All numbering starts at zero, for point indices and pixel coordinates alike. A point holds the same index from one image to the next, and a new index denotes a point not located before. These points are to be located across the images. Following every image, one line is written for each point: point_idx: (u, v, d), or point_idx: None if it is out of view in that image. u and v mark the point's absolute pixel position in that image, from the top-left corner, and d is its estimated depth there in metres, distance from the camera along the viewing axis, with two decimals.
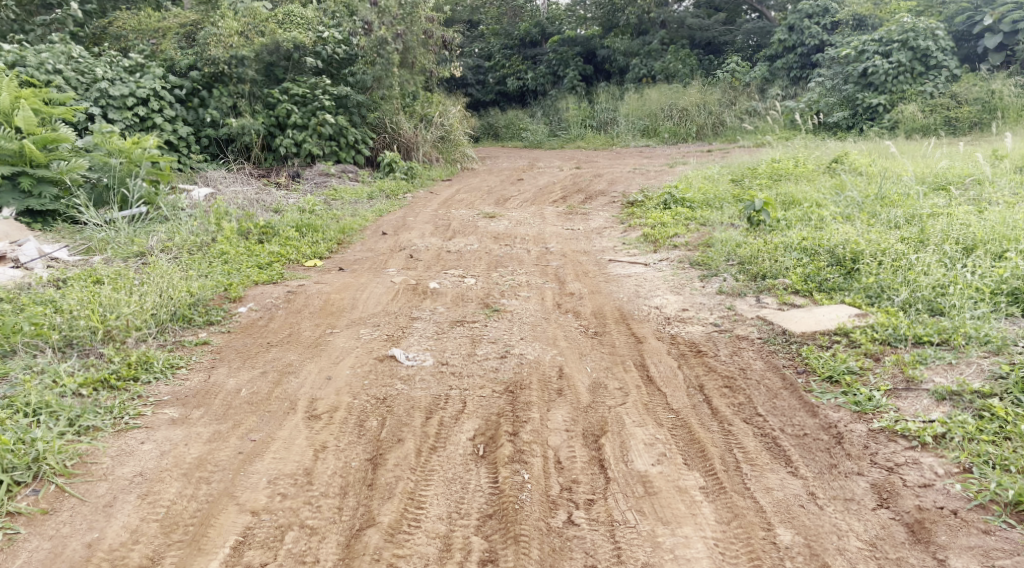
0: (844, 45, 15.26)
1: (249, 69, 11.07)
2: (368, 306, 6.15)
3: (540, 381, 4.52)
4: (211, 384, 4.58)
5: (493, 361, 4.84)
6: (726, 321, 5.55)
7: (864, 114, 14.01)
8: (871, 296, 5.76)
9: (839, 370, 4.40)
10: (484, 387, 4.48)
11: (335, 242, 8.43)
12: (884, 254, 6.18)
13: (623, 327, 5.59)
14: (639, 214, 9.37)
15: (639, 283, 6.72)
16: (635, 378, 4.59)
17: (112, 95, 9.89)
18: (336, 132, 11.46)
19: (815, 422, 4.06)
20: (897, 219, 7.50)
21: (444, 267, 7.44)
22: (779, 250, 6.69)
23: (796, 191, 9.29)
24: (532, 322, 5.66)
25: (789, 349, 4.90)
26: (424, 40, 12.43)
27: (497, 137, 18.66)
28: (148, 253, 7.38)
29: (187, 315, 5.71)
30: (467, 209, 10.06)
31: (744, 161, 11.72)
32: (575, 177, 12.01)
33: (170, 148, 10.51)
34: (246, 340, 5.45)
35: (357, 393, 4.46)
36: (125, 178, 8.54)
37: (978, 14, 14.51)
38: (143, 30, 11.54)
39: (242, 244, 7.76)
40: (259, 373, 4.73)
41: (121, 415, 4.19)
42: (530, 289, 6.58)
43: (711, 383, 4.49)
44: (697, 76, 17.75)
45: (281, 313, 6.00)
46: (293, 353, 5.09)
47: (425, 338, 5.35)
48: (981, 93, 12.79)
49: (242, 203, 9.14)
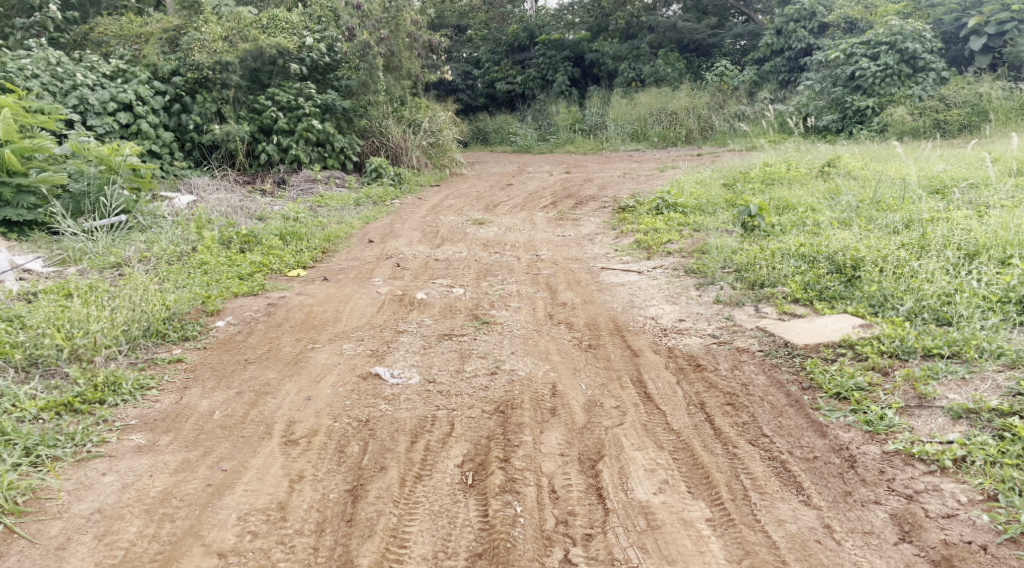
0: (832, 48, 15.15)
1: (234, 75, 10.83)
2: (351, 319, 5.89)
3: (532, 400, 4.28)
4: (184, 406, 4.32)
5: (482, 378, 4.59)
6: (725, 332, 5.32)
7: (853, 118, 13.88)
8: (874, 304, 5.55)
9: (847, 385, 4.17)
10: (472, 407, 4.23)
11: (319, 250, 8.16)
12: (885, 261, 5.98)
13: (618, 339, 5.36)
14: (630, 220, 9.16)
15: (633, 292, 6.49)
16: (633, 395, 4.35)
17: (93, 102, 9.61)
18: (322, 138, 11.20)
19: (824, 444, 3.84)
20: (895, 224, 7.31)
21: (432, 276, 7.19)
22: (776, 257, 6.47)
23: (790, 195, 9.10)
24: (523, 335, 5.42)
25: (792, 362, 4.67)
26: (410, 43, 12.21)
27: (486, 142, 18.41)
28: (125, 264, 7.11)
29: (161, 330, 5.46)
30: (456, 215, 9.82)
31: (736, 165, 11.53)
32: (565, 182, 11.79)
33: (152, 156, 10.23)
34: (222, 356, 5.20)
35: (337, 415, 4.20)
36: (104, 185, 8.26)
37: (965, 16, 14.40)
38: (125, 36, 11.26)
39: (223, 254, 7.48)
40: (234, 394, 4.46)
41: (83, 443, 3.93)
42: (521, 299, 6.34)
43: (712, 400, 4.26)
44: (686, 80, 17.58)
45: (260, 327, 5.73)
46: (271, 371, 4.84)
47: (411, 353, 5.10)
48: (970, 95, 12.66)
49: (225, 211, 8.87)
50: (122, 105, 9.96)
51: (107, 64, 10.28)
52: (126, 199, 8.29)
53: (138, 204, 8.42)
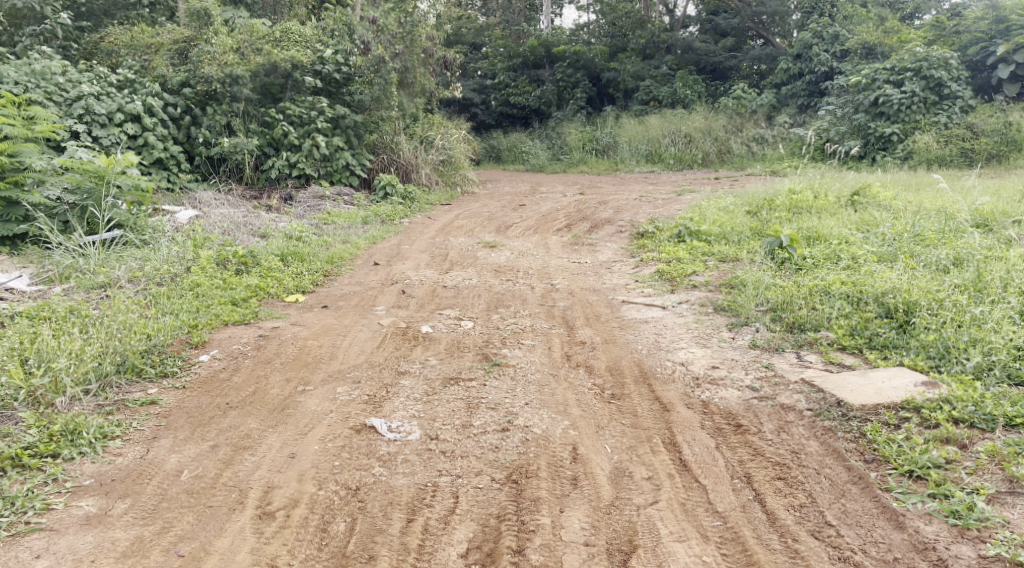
0: (855, 73, 14.60)
1: (245, 87, 10.31)
2: (349, 356, 5.32)
3: (550, 467, 3.76)
4: (149, 462, 3.80)
5: (493, 436, 4.01)
6: (765, 384, 4.68)
7: (877, 144, 13.23)
8: (933, 356, 4.98)
9: (921, 462, 3.65)
10: (480, 473, 3.72)
11: (321, 273, 7.60)
12: (941, 305, 5.39)
13: (645, 389, 4.76)
14: (650, 247, 8.55)
15: (659, 331, 5.87)
16: (667, 463, 3.82)
17: (98, 113, 9.17)
18: (331, 152, 10.68)
19: (902, 540, 3.35)
20: (942, 262, 6.68)
21: (439, 306, 6.62)
22: (816, 296, 5.88)
23: (819, 224, 8.48)
24: (538, 381, 4.82)
25: (848, 427, 4.10)
26: (424, 59, 11.63)
27: (498, 160, 17.88)
28: (114, 285, 6.57)
29: (138, 365, 4.93)
30: (466, 237, 9.27)
31: (759, 190, 10.90)
32: (580, 204, 11.21)
33: (158, 168, 9.81)
34: (202, 399, 4.64)
35: (324, 480, 3.70)
36: (100, 198, 7.68)
37: (993, 44, 13.78)
38: (135, 46, 10.75)
39: (218, 275, 6.89)
40: (208, 449, 3.91)
41: (23, 510, 3.47)
42: (535, 335, 5.75)
43: (761, 473, 3.73)
44: (703, 102, 16.99)
45: (247, 363, 5.16)
46: (253, 420, 4.25)
47: (412, 401, 4.52)
48: (999, 124, 12.02)
49: (226, 227, 8.35)
50: (130, 115, 9.51)
51: (116, 74, 9.82)
52: (121, 212, 7.69)
53: (134, 218, 7.79)
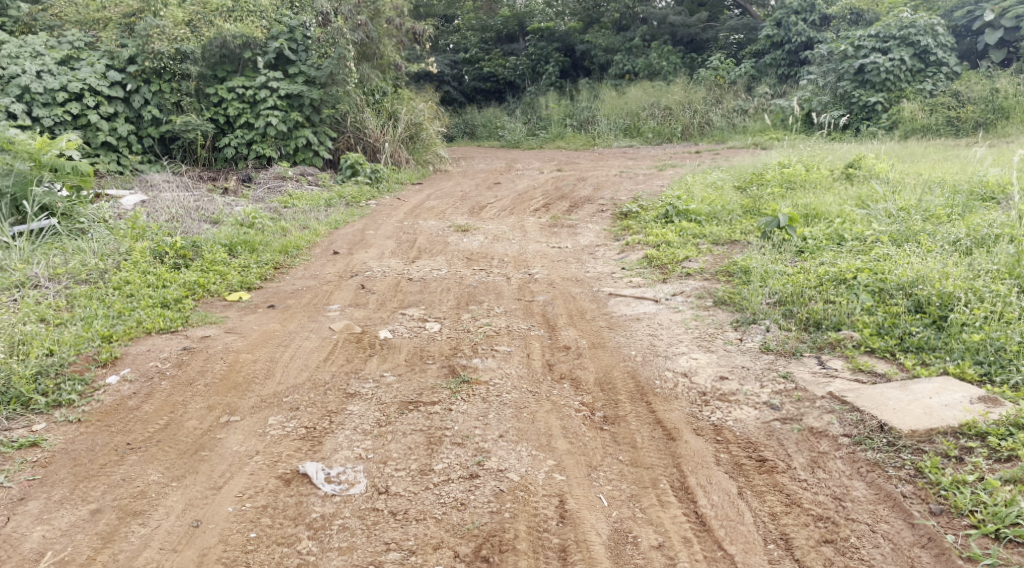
0: (838, 40, 13.68)
1: (196, 65, 9.23)
2: (288, 373, 4.42)
3: (530, 535, 3.11)
4: (4, 541, 3.13)
5: (457, 487, 3.32)
6: (787, 401, 3.84)
7: (860, 114, 12.33)
8: (983, 362, 4.21)
9: (1009, 518, 3.00)
10: (440, 547, 3.05)
11: (271, 266, 6.62)
12: (980, 297, 4.59)
13: (643, 407, 3.92)
14: (635, 229, 7.68)
15: (654, 332, 5.01)
16: (681, 526, 3.16)
17: (38, 91, 8.30)
18: (291, 129, 9.62)
19: None
20: (965, 240, 5.80)
21: (401, 304, 5.73)
22: (830, 286, 5.04)
23: (816, 200, 7.61)
24: (514, 403, 3.95)
25: (901, 461, 3.35)
26: (390, 30, 10.40)
27: (473, 136, 16.89)
28: (31, 285, 5.52)
29: (23, 395, 4.02)
30: (437, 219, 8.37)
31: (747, 164, 10.04)
32: (557, 181, 10.34)
33: (107, 149, 8.91)
34: (99, 437, 3.75)
35: (232, 564, 3.02)
36: (31, 186, 6.53)
37: (979, 8, 12.94)
38: (82, 22, 9.42)
39: (153, 270, 5.89)
40: (87, 517, 3.23)
41: None
42: (511, 340, 4.86)
43: (801, 537, 3.09)
44: (681, 73, 15.93)
45: (163, 387, 4.24)
46: (155, 468, 3.50)
47: (358, 436, 3.67)
48: (985, 92, 11.24)
49: (175, 213, 7.37)
50: (72, 94, 8.58)
51: (60, 48, 8.86)
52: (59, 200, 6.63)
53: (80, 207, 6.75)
